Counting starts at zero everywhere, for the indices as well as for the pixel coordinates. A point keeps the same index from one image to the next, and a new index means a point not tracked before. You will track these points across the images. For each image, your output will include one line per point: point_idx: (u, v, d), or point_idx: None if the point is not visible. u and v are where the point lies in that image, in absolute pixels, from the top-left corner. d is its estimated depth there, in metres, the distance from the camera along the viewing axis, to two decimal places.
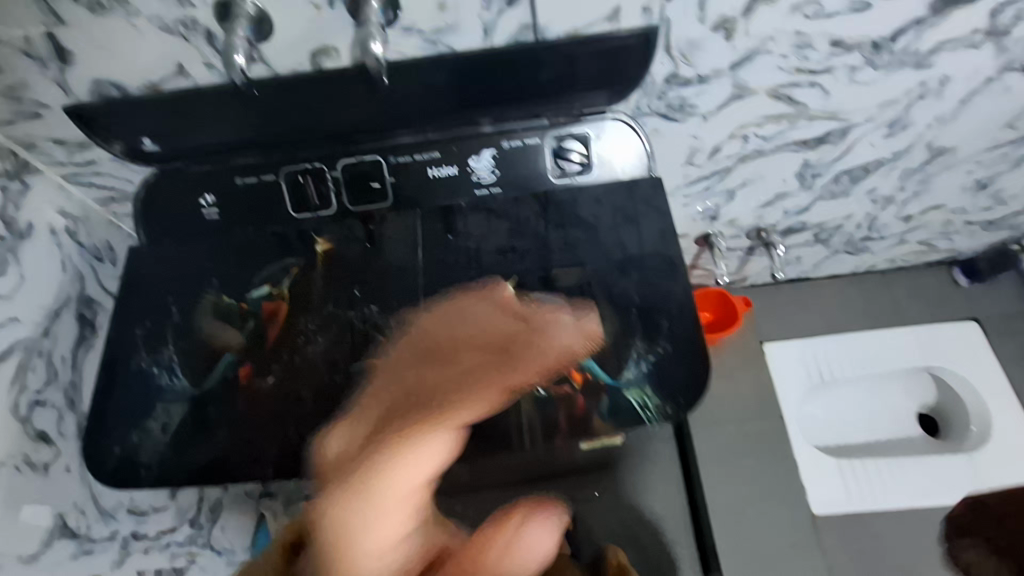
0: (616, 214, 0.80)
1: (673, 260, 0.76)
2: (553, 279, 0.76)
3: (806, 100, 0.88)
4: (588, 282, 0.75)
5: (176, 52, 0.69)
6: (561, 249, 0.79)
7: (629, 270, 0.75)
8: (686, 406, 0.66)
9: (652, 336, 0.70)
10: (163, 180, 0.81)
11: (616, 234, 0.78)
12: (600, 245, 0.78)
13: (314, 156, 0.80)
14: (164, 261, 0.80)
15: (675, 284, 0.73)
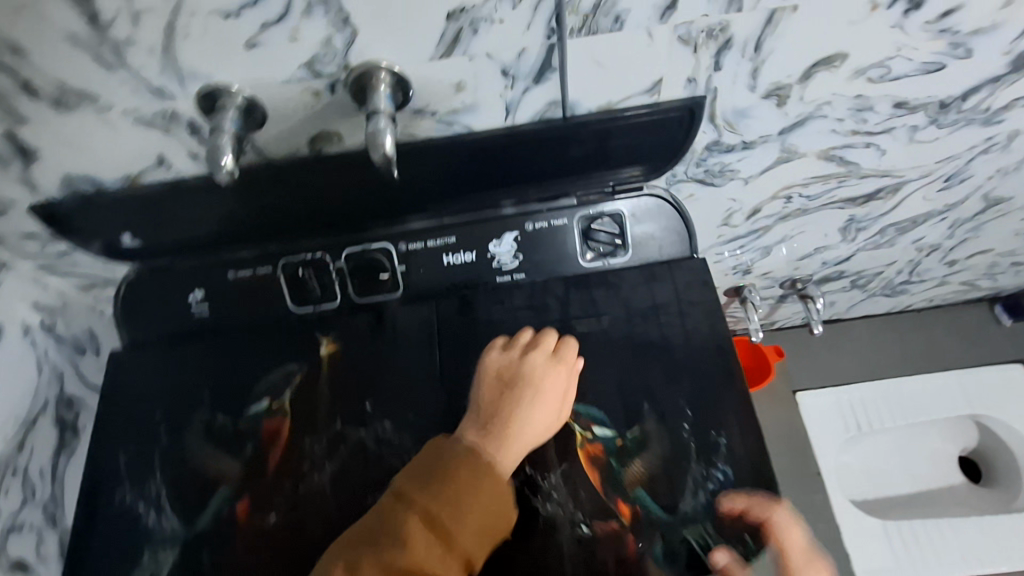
0: (655, 303, 0.71)
1: (724, 358, 0.67)
2: (590, 382, 0.67)
3: (859, 160, 0.79)
4: (631, 390, 0.66)
5: (157, 145, 0.61)
6: (600, 342, 0.69)
7: (678, 377, 0.66)
8: (752, 549, 0.58)
9: (710, 461, 0.62)
10: (149, 277, 0.72)
11: (658, 327, 0.69)
12: (641, 342, 0.69)
13: (317, 245, 0.72)
14: (150, 369, 0.72)
15: (733, 395, 0.65)
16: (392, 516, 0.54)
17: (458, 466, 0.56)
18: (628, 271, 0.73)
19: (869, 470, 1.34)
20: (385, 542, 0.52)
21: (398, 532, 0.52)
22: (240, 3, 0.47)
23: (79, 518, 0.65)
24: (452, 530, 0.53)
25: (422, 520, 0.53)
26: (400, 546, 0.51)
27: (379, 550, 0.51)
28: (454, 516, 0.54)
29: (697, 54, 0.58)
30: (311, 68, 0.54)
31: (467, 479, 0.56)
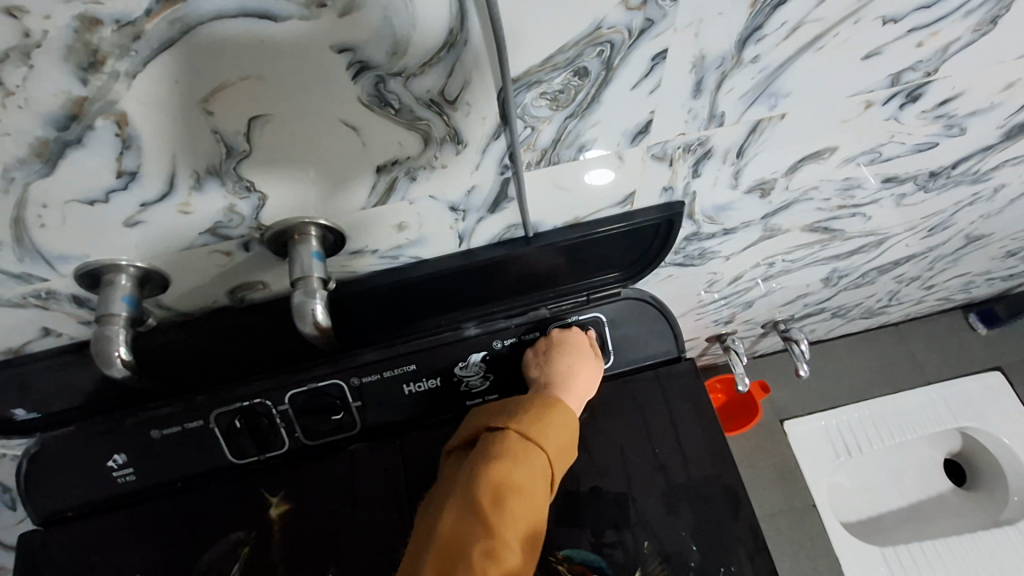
0: (643, 416, 0.64)
1: (724, 479, 0.61)
2: (583, 522, 0.59)
3: (844, 227, 0.74)
4: (630, 526, 0.59)
5: (38, 319, 0.50)
6: (590, 473, 0.61)
7: (678, 506, 0.60)
8: None
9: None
10: (55, 445, 0.61)
11: (651, 448, 0.63)
12: (633, 467, 0.62)
13: (253, 392, 0.61)
14: (67, 551, 0.61)
15: (741, 524, 0.59)
16: (495, 438, 0.53)
17: (540, 403, 0.56)
18: (612, 381, 0.66)
19: (858, 488, 1.34)
20: (497, 454, 0.51)
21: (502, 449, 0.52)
22: (106, 188, 0.37)
23: None
24: (543, 450, 0.53)
25: (519, 440, 0.53)
26: (501, 457, 0.51)
27: (493, 460, 0.51)
28: (543, 435, 0.54)
29: (673, 167, 0.50)
30: (216, 233, 0.44)
31: (546, 415, 0.55)
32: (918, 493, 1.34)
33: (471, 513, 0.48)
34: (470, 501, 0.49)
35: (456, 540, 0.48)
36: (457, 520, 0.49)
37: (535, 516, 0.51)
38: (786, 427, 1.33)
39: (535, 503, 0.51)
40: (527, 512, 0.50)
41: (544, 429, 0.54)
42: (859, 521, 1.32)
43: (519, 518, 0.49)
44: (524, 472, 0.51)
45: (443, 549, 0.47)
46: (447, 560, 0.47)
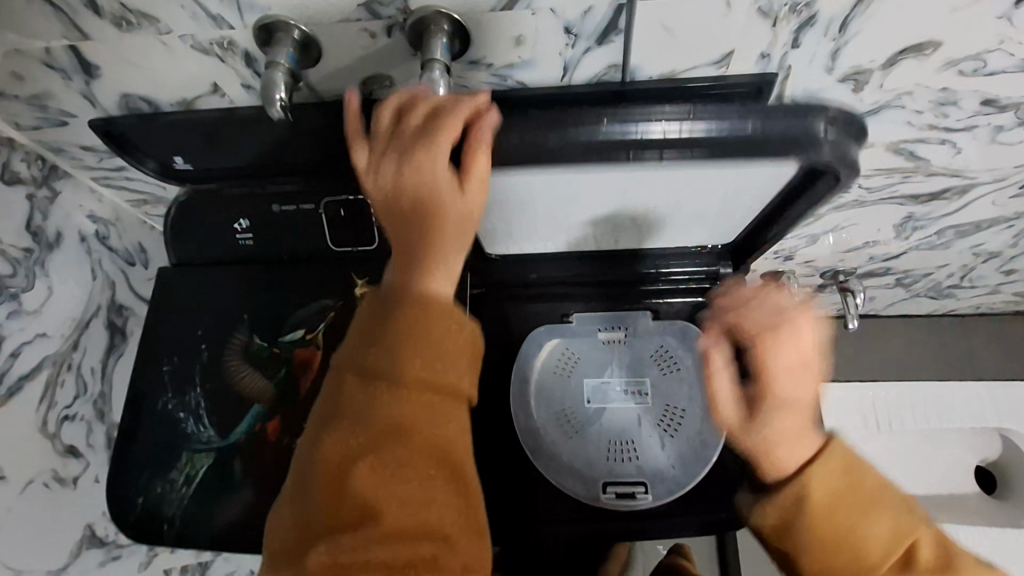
0: (676, 260, 0.74)
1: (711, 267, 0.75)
2: (603, 318, 0.74)
3: (930, 156, 0.74)
4: (645, 317, 0.74)
5: (213, 72, 0.61)
6: (617, 289, 0.75)
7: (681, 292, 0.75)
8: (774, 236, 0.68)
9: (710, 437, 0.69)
10: (199, 201, 0.74)
11: (675, 320, 0.73)
12: (649, 280, 0.75)
13: (359, 188, 0.71)
14: (192, 289, 0.75)
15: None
16: (348, 391, 0.52)
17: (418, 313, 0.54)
18: (654, 267, 0.75)
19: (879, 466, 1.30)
20: (368, 412, 0.51)
21: (401, 419, 0.51)
22: None
23: (126, 420, 0.69)
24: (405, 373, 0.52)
25: (385, 392, 0.52)
26: (348, 382, 0.53)
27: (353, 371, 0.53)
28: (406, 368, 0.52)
29: (775, 28, 0.54)
30: (370, 9, 0.53)
31: (428, 395, 0.53)
32: (948, 487, 1.29)
33: (336, 417, 0.52)
34: (335, 406, 0.53)
35: (341, 407, 0.52)
36: (337, 445, 0.50)
37: (386, 417, 0.51)
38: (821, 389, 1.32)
39: (385, 405, 0.51)
40: (388, 403, 0.51)
41: (440, 315, 0.55)
42: None
43: (378, 406, 0.51)
44: (367, 355, 0.54)
45: (325, 456, 0.50)
46: (330, 480, 0.49)
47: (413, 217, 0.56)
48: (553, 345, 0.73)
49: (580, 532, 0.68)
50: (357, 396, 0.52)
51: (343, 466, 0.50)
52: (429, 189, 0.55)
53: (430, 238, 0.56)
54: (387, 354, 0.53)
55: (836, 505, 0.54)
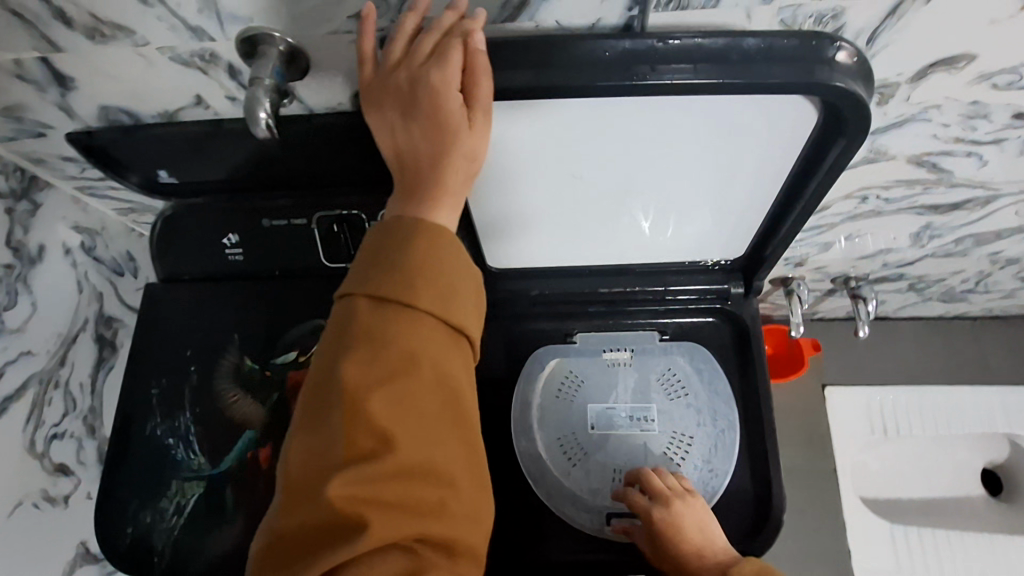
0: (685, 277, 0.70)
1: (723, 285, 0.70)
2: (609, 339, 0.71)
3: (953, 168, 0.71)
4: (649, 341, 0.71)
5: (195, 84, 0.57)
6: (622, 309, 0.71)
7: (686, 312, 0.71)
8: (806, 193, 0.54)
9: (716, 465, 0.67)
10: (183, 214, 0.71)
11: (682, 343, 0.70)
12: (656, 299, 0.71)
13: (352, 203, 0.68)
14: (180, 307, 0.73)
15: (743, 394, 0.69)
16: (363, 315, 0.44)
17: (428, 241, 0.46)
18: (660, 287, 0.70)
19: (884, 470, 1.29)
20: (380, 338, 0.43)
21: (418, 353, 0.44)
22: None
23: (114, 446, 0.68)
24: (419, 311, 0.45)
25: (403, 312, 0.44)
26: (354, 321, 0.44)
27: (365, 297, 0.45)
28: (423, 303, 0.45)
29: None
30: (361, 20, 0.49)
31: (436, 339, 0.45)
32: (948, 492, 1.28)
33: (342, 350, 0.44)
34: (341, 337, 0.44)
35: (356, 329, 0.44)
36: (355, 370, 0.43)
37: (408, 344, 0.44)
38: (826, 393, 1.29)
39: (402, 338, 0.44)
40: (405, 332, 0.44)
41: (447, 247, 0.47)
42: (878, 500, 1.27)
43: (394, 336, 0.44)
44: (379, 284, 0.45)
45: (327, 384, 0.43)
46: (331, 404, 0.43)
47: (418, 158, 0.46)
48: (557, 366, 0.71)
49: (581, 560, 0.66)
50: (370, 320, 0.44)
51: (357, 395, 0.42)
52: (439, 115, 0.43)
53: (445, 171, 0.45)
54: (399, 286, 0.45)
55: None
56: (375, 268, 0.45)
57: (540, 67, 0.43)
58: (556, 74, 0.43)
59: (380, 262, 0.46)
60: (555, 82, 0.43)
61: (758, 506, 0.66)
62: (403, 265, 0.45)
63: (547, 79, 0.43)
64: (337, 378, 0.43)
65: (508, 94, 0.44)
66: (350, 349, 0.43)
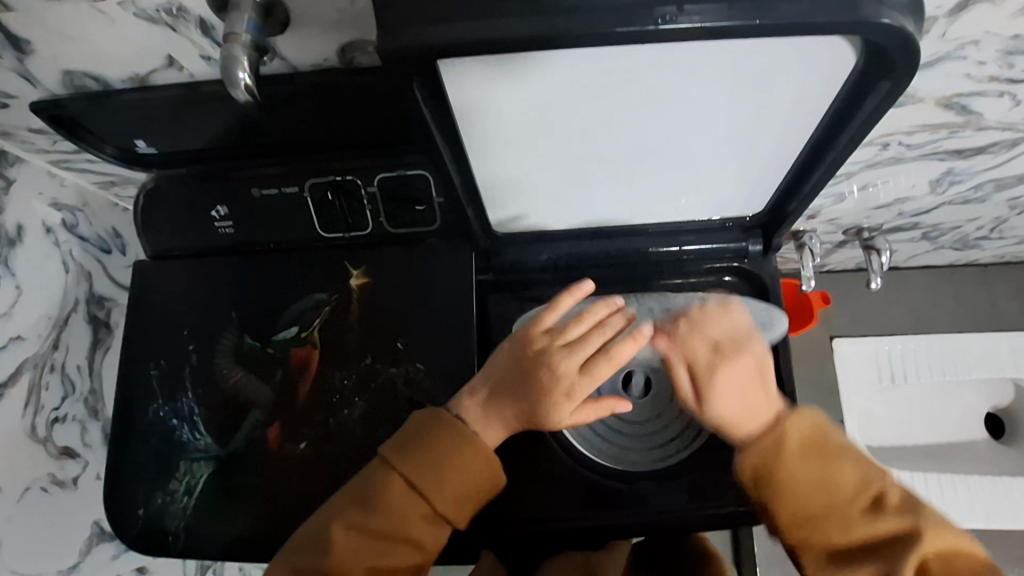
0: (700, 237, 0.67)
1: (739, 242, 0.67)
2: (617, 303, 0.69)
3: (984, 110, 0.66)
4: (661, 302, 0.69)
5: (165, 43, 0.52)
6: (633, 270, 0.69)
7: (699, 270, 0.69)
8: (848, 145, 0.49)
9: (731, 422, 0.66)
10: (168, 186, 0.67)
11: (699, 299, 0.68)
12: (668, 261, 0.68)
13: (346, 168, 0.63)
14: (174, 286, 0.70)
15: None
16: (402, 472, 0.56)
17: (457, 456, 0.56)
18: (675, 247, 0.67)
19: (891, 418, 1.29)
20: (420, 491, 0.55)
21: (417, 536, 0.56)
22: None
23: (117, 430, 0.66)
24: (429, 503, 0.56)
25: (417, 496, 0.55)
26: (397, 470, 0.56)
27: (417, 441, 0.57)
28: (438, 497, 0.56)
29: None
30: None
31: (445, 463, 0.56)
32: (953, 437, 1.29)
33: (386, 479, 0.56)
34: (387, 471, 0.56)
35: (393, 484, 0.55)
36: (395, 495, 0.55)
37: (422, 512, 0.56)
38: (833, 345, 1.27)
39: (410, 514, 0.55)
40: (414, 514, 0.55)
41: (460, 480, 0.56)
42: (884, 447, 1.28)
43: (404, 521, 0.55)
44: (421, 469, 0.56)
45: (364, 486, 0.56)
46: (357, 504, 0.55)
47: (529, 376, 0.57)
48: None
49: (602, 529, 0.65)
50: (395, 500, 0.55)
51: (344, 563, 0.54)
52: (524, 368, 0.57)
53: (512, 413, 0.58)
54: (430, 474, 0.56)
55: (806, 453, 0.57)
56: (422, 444, 0.56)
57: (548, 14, 0.37)
58: (567, 20, 0.37)
59: (432, 429, 0.57)
60: (566, 30, 0.37)
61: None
62: (436, 450, 0.56)
63: (553, 27, 0.37)
64: (375, 497, 0.55)
65: (510, 45, 0.38)
66: (389, 490, 0.55)
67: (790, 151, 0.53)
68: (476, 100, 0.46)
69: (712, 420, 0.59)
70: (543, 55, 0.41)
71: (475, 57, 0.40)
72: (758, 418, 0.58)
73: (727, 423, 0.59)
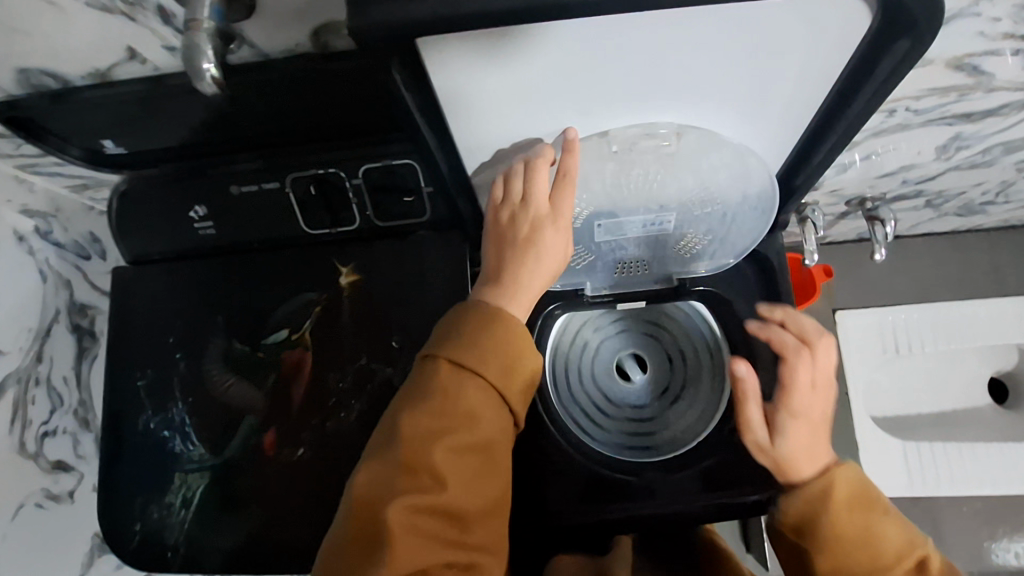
0: None
1: None
2: (620, 287, 0.67)
3: (995, 70, 0.63)
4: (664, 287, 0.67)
5: (123, 34, 0.48)
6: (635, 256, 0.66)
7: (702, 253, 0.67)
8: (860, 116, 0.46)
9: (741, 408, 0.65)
10: (141, 188, 0.64)
11: (703, 287, 0.66)
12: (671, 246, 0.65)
13: (329, 160, 0.60)
14: (156, 292, 0.67)
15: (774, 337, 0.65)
16: (443, 357, 0.49)
17: (489, 325, 0.50)
18: None
19: (896, 389, 1.27)
20: (464, 361, 0.48)
21: (473, 408, 0.48)
22: None
23: (108, 444, 0.64)
24: (479, 375, 0.49)
25: (463, 371, 0.49)
26: (438, 357, 0.49)
27: (451, 326, 0.50)
28: (486, 363, 0.49)
29: None
30: None
31: (488, 334, 0.49)
32: (955, 404, 1.26)
33: (431, 369, 0.49)
34: (429, 364, 0.49)
35: (440, 374, 0.49)
36: (442, 378, 0.48)
37: (475, 392, 0.48)
38: (837, 318, 1.27)
39: (467, 391, 0.48)
40: (469, 397, 0.48)
41: (500, 343, 0.50)
42: (887, 417, 1.27)
43: (459, 396, 0.48)
44: (457, 342, 0.49)
45: (413, 384, 0.49)
46: (410, 400, 0.48)
47: (512, 240, 0.51)
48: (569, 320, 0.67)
49: (614, 524, 0.63)
50: (443, 379, 0.48)
51: (416, 448, 0.46)
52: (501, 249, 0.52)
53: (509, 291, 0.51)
54: (470, 346, 0.49)
55: (856, 507, 0.54)
56: (448, 331, 0.50)
57: None
58: None
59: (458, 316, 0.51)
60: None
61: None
62: (470, 325, 0.50)
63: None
64: (426, 387, 0.48)
65: (494, 20, 0.34)
66: (434, 375, 0.49)
67: (799, 124, 0.50)
68: (460, 82, 0.43)
69: (773, 454, 0.57)
70: (531, 28, 0.37)
71: (454, 34, 0.37)
72: (817, 461, 0.56)
73: (790, 459, 0.56)
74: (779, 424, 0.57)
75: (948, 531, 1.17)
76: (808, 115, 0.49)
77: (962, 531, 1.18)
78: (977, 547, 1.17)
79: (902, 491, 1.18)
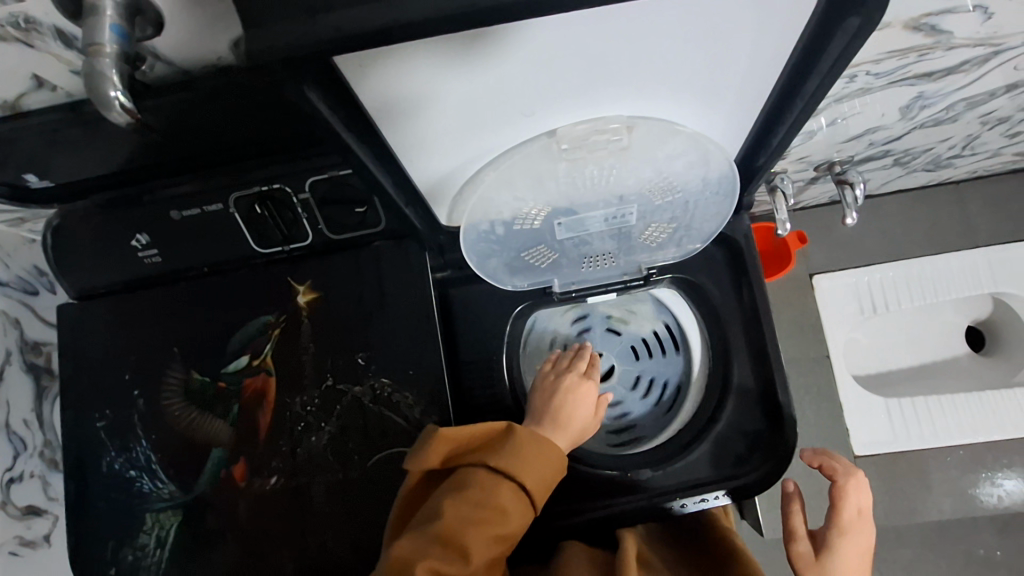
0: None
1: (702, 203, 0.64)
2: (587, 278, 0.67)
3: (954, 28, 0.62)
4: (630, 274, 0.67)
5: (25, 62, 0.44)
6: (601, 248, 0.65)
7: None
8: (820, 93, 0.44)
9: (716, 391, 0.66)
10: (75, 221, 0.60)
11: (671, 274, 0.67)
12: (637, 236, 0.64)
13: (272, 177, 0.56)
14: (106, 327, 0.64)
15: (743, 319, 0.65)
16: (488, 457, 0.54)
17: (529, 437, 0.55)
18: None
19: (874, 346, 1.27)
20: (505, 465, 0.53)
21: (505, 504, 0.52)
22: None
23: (72, 489, 0.62)
24: (516, 478, 0.53)
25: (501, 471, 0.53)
26: (482, 457, 0.54)
27: (496, 433, 0.55)
28: (522, 469, 0.53)
29: None
30: None
31: (533, 450, 0.54)
32: (934, 355, 1.26)
33: (475, 467, 0.53)
34: (472, 464, 0.54)
35: (482, 471, 0.53)
36: (482, 475, 0.53)
37: (511, 488, 0.52)
38: (814, 282, 1.27)
39: (503, 487, 0.52)
40: (504, 492, 0.52)
41: (537, 455, 0.54)
42: (867, 374, 1.27)
43: (495, 490, 0.52)
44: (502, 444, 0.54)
45: (456, 477, 0.53)
46: (450, 490, 0.52)
47: (557, 390, 0.62)
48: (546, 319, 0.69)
49: (600, 518, 0.63)
50: (483, 477, 0.52)
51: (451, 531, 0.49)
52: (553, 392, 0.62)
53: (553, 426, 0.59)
54: (511, 453, 0.54)
55: None
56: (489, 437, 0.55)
57: None
58: None
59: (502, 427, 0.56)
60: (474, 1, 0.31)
61: (772, 425, 0.63)
62: (512, 434, 0.55)
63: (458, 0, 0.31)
64: (468, 482, 0.52)
65: (413, 31, 0.32)
66: (477, 469, 0.53)
67: (754, 105, 0.48)
68: (392, 93, 0.40)
69: (821, 565, 0.59)
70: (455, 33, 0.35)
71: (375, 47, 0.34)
72: None
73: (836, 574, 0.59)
74: (829, 541, 0.61)
75: (934, 481, 1.19)
76: (763, 95, 0.47)
77: (949, 479, 1.20)
78: (962, 493, 1.20)
79: (889, 446, 1.20)
